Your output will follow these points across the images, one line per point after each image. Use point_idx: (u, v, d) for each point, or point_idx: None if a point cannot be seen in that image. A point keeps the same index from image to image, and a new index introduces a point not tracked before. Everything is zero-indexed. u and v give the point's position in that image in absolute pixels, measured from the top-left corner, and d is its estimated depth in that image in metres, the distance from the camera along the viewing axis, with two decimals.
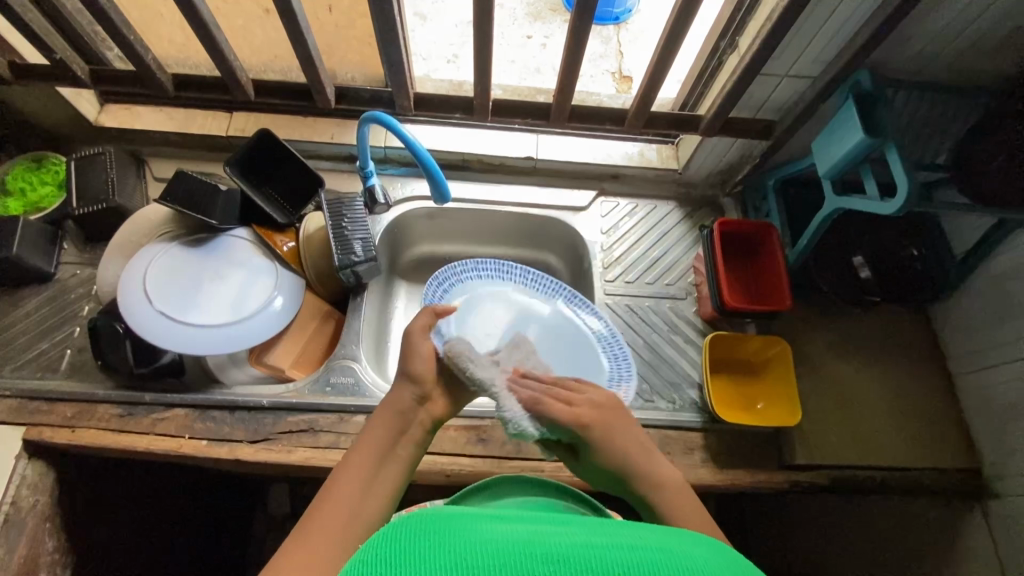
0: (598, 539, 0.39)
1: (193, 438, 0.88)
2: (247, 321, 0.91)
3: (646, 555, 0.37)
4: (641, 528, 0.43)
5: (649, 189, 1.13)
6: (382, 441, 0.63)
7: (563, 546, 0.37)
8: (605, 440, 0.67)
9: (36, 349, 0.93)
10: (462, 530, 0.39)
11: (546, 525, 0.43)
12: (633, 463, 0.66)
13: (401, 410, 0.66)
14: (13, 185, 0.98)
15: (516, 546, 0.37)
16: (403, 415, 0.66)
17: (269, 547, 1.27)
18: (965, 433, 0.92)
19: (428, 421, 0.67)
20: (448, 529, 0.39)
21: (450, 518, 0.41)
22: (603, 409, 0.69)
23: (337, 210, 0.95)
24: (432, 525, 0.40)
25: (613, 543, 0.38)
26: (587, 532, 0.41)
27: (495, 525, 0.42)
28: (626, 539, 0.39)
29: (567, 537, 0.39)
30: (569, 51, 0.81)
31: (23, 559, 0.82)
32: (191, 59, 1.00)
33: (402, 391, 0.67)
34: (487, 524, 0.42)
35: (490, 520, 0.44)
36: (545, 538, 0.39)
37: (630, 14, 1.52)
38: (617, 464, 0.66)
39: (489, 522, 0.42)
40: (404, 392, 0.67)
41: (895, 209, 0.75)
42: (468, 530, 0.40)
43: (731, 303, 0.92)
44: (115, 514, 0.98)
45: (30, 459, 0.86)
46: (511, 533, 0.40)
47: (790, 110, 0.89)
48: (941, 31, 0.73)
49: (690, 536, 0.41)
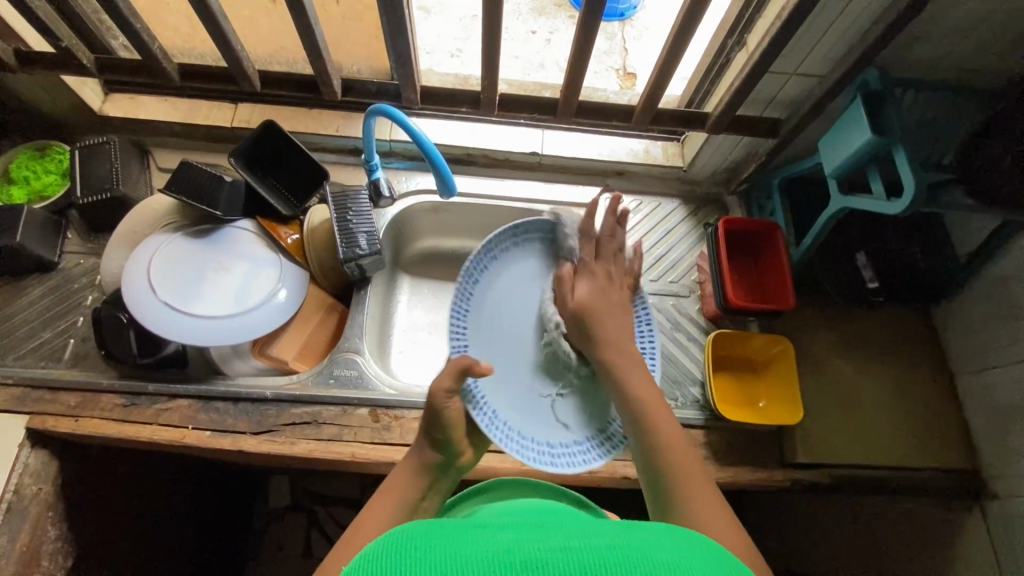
0: (577, 542, 0.40)
1: (195, 429, 0.88)
2: (251, 312, 0.91)
3: (621, 553, 0.38)
4: (620, 526, 0.44)
5: (654, 186, 1.13)
6: (405, 496, 0.62)
7: (546, 552, 0.39)
8: (594, 293, 0.76)
9: (40, 337, 0.93)
10: (448, 544, 0.40)
11: (528, 534, 0.44)
12: (608, 318, 0.74)
13: (424, 465, 0.65)
14: (17, 173, 0.98)
15: (498, 558, 0.38)
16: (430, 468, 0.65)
17: (268, 539, 1.27)
18: (964, 433, 0.93)
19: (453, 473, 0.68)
20: (434, 545, 0.40)
21: (435, 534, 0.42)
22: (614, 284, 0.78)
23: (342, 203, 0.95)
24: (418, 537, 0.41)
25: (590, 545, 0.39)
26: (567, 536, 0.42)
27: (480, 538, 0.43)
28: (605, 540, 0.40)
29: (546, 543, 0.40)
30: (577, 46, 0.81)
31: (25, 546, 0.82)
32: (196, 48, 0.99)
33: (422, 447, 0.66)
34: (470, 536, 0.43)
35: (475, 531, 0.45)
36: (525, 546, 0.40)
37: (635, 11, 1.52)
38: (590, 314, 0.74)
39: (474, 535, 0.44)
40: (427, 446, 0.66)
41: (900, 209, 0.75)
42: (459, 542, 0.41)
43: (735, 301, 0.92)
44: (118, 503, 0.98)
45: (33, 447, 0.86)
46: (495, 545, 0.41)
47: (798, 108, 0.89)
48: (950, 32, 0.73)
49: (666, 528, 0.43)
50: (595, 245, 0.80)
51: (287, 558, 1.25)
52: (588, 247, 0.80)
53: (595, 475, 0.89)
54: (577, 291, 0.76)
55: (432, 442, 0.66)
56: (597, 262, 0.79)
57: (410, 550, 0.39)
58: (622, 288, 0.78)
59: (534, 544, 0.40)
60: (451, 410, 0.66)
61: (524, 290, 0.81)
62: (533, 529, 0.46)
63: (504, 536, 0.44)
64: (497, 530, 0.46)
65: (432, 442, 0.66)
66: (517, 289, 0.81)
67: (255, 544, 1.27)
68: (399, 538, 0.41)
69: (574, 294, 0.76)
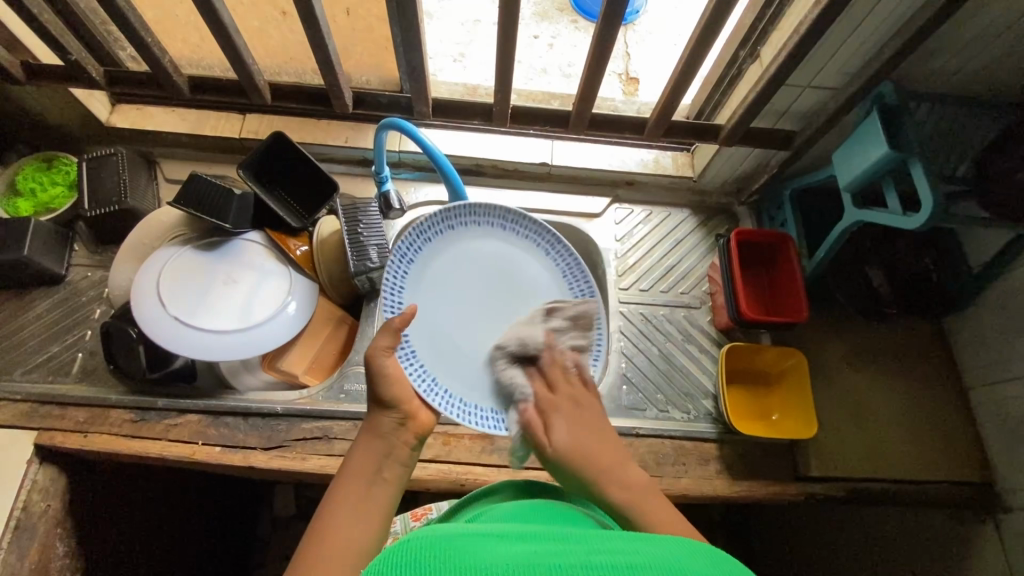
0: (597, 558, 0.39)
1: (206, 445, 0.87)
2: (259, 327, 0.90)
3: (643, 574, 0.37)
4: (638, 538, 0.43)
5: (663, 196, 1.12)
6: (365, 469, 0.59)
7: (558, 568, 0.37)
8: (571, 431, 0.65)
9: (47, 352, 0.93)
10: (464, 555, 0.39)
11: (546, 543, 0.43)
12: (594, 442, 0.65)
13: (378, 433, 0.62)
14: (24, 185, 0.97)
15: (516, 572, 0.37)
16: (386, 440, 0.62)
17: (275, 549, 1.26)
18: (978, 447, 0.92)
19: (413, 440, 0.64)
20: (449, 556, 0.39)
21: (450, 542, 0.41)
22: (582, 406, 0.68)
23: (353, 215, 0.95)
24: (431, 549, 0.40)
25: (604, 562, 0.38)
26: (585, 549, 0.41)
27: (493, 549, 0.42)
28: (619, 554, 0.39)
29: (564, 557, 0.39)
30: (591, 62, 0.81)
31: (34, 564, 0.81)
32: (205, 59, 0.98)
33: (376, 415, 0.63)
34: (483, 547, 0.42)
35: (487, 541, 0.44)
36: (537, 559, 0.39)
37: (638, 16, 1.51)
38: (577, 457, 0.63)
39: (491, 545, 0.42)
40: (382, 417, 0.63)
41: (917, 225, 0.75)
42: (471, 553, 0.40)
43: (748, 314, 0.92)
44: (125, 517, 0.97)
45: (41, 464, 0.85)
46: (511, 557, 0.40)
47: (811, 121, 0.88)
48: (969, 46, 0.72)
49: (687, 546, 0.41)
50: (546, 378, 0.70)
51: None
52: (539, 382, 0.70)
53: None
54: (554, 438, 0.65)
55: (380, 406, 0.64)
56: (555, 394, 0.69)
57: (427, 563, 0.38)
58: (593, 407, 0.69)
59: (552, 557, 0.39)
60: (392, 368, 0.65)
61: (476, 257, 0.78)
62: (551, 537, 0.45)
63: (520, 546, 0.43)
64: (509, 541, 0.45)
65: (381, 406, 0.63)
66: (464, 260, 0.78)
67: (261, 553, 1.26)
68: (414, 548, 0.40)
69: (550, 441, 0.65)
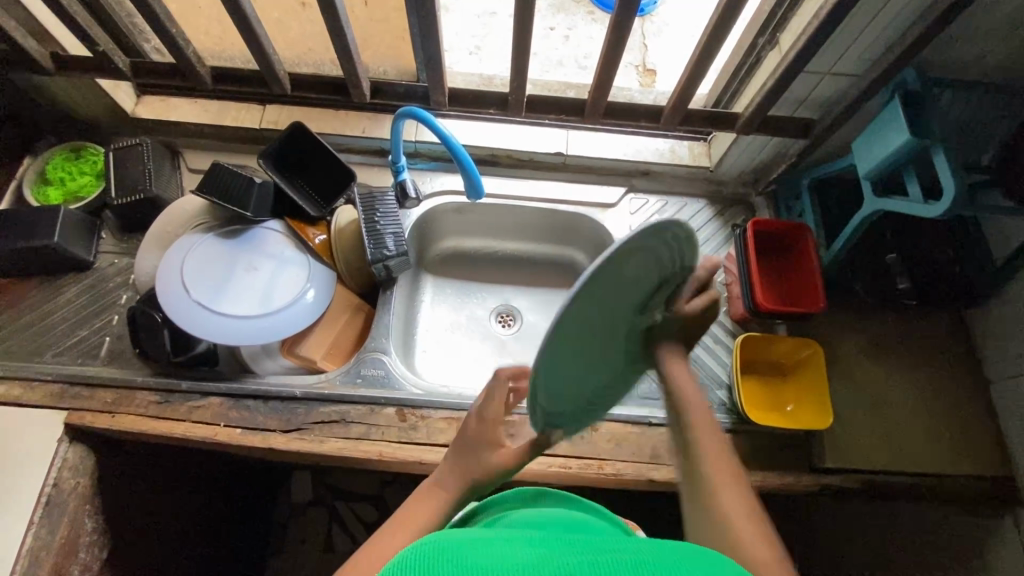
0: (602, 557, 0.39)
1: (227, 427, 0.89)
2: (278, 313, 0.92)
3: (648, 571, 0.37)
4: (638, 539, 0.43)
5: (679, 186, 1.12)
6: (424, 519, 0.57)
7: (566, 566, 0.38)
8: None
9: (77, 335, 0.96)
10: (472, 556, 0.38)
11: (550, 546, 0.43)
12: None
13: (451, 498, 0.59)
14: (53, 174, 1.00)
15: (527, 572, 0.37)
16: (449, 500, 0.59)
17: (292, 532, 1.29)
18: (998, 439, 0.91)
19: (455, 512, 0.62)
20: (458, 557, 0.38)
21: (456, 543, 0.40)
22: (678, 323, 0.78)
23: (370, 205, 0.97)
24: (441, 547, 0.39)
25: (608, 558, 0.39)
26: (586, 549, 0.41)
27: (498, 549, 0.41)
28: (621, 551, 0.40)
29: (567, 558, 0.39)
30: (608, 50, 0.81)
31: (64, 540, 0.84)
32: (226, 50, 1.00)
33: (452, 478, 0.60)
34: (488, 546, 0.42)
35: (492, 541, 0.43)
36: (545, 559, 0.39)
37: (655, 6, 1.50)
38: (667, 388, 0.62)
39: (497, 547, 0.42)
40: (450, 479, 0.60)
41: (942, 209, 0.73)
42: (479, 552, 0.39)
43: (765, 304, 0.91)
44: (150, 496, 1.00)
45: (71, 442, 0.88)
46: (520, 558, 0.39)
47: (831, 107, 0.87)
48: (994, 30, 0.71)
49: (686, 543, 0.42)
50: None
51: (310, 552, 1.26)
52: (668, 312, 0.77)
53: (621, 477, 0.89)
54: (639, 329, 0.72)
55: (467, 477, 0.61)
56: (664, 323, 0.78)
57: (436, 566, 0.37)
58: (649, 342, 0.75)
59: (558, 557, 0.40)
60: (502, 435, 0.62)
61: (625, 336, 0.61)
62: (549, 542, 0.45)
63: (521, 546, 0.42)
64: (512, 541, 0.44)
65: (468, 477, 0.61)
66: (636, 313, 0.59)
67: (277, 537, 1.29)
68: (422, 551, 0.39)
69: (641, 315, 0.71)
